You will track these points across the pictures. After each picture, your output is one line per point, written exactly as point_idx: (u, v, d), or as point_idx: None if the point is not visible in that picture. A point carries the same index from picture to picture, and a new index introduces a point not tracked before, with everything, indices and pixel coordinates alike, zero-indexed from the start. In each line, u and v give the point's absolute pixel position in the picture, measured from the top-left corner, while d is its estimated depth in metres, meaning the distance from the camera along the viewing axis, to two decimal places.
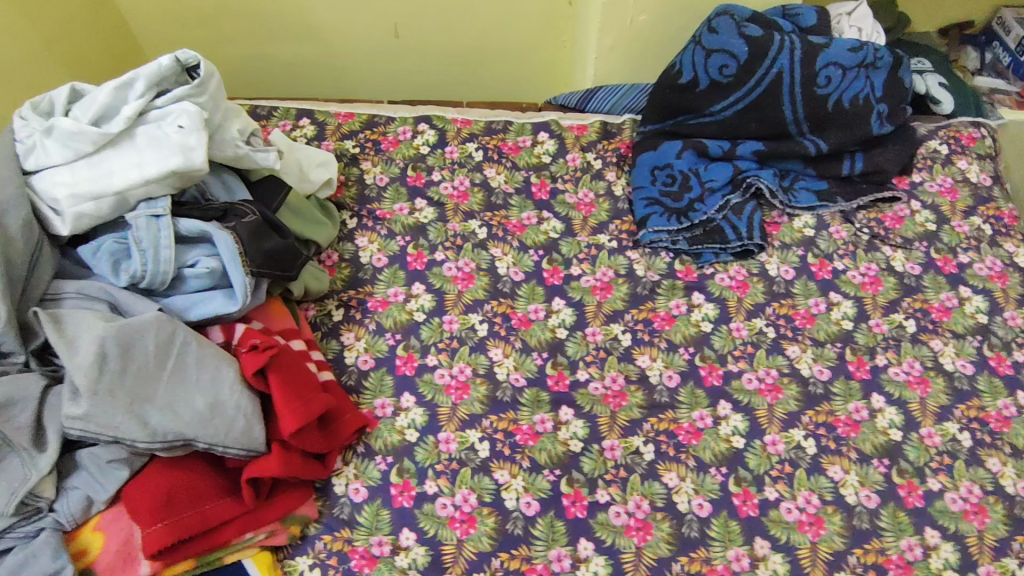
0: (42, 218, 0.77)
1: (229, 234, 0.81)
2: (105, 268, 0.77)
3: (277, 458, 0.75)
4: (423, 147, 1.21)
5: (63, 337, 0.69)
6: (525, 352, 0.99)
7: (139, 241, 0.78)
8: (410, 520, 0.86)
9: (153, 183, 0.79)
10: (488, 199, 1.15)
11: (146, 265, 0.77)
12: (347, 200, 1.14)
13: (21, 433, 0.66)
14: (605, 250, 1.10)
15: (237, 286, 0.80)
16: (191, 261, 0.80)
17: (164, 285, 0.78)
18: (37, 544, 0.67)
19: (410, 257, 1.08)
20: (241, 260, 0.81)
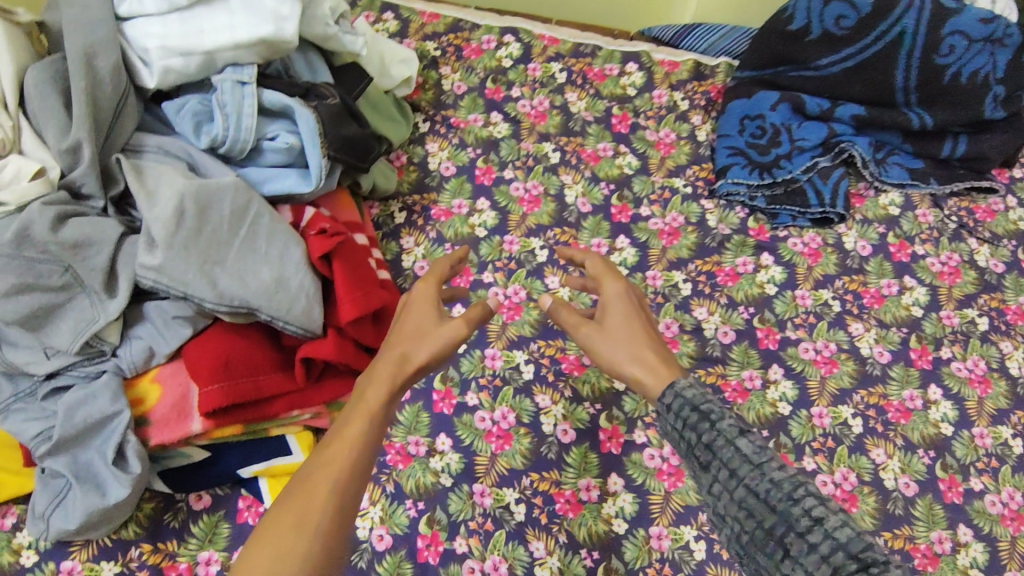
0: (131, 66, 0.75)
1: (311, 112, 0.79)
2: (187, 128, 0.75)
3: (331, 342, 0.77)
4: (506, 60, 1.16)
5: (144, 188, 0.68)
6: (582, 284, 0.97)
7: (223, 104, 0.76)
8: (448, 427, 0.87)
9: (243, 48, 0.77)
10: (566, 123, 1.11)
11: (228, 130, 0.75)
12: (422, 102, 1.11)
13: (94, 275, 0.67)
14: (679, 194, 1.05)
15: (313, 166, 0.79)
16: (271, 134, 0.79)
17: (242, 154, 0.77)
18: (98, 386, 0.68)
19: (479, 171, 1.05)
20: (321, 140, 0.79)
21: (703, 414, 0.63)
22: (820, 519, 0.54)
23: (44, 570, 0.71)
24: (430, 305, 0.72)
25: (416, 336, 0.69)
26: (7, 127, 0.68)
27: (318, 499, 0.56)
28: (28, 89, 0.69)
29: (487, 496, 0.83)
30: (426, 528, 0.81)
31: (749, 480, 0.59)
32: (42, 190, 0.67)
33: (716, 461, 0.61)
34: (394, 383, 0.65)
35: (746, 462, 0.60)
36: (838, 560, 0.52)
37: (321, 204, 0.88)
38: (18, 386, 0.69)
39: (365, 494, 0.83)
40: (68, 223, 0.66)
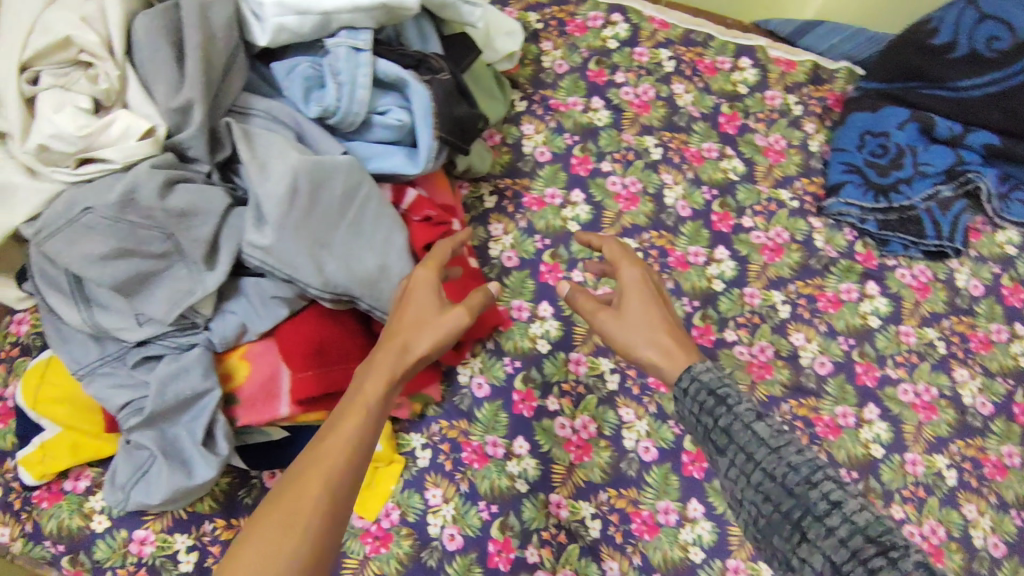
0: (243, 23, 0.69)
1: (426, 88, 0.73)
2: (297, 93, 0.69)
3: None
4: (611, 40, 1.08)
5: (255, 159, 0.64)
6: (676, 294, 0.92)
7: (337, 72, 0.70)
8: (526, 431, 0.84)
9: (361, 11, 0.70)
10: (671, 117, 1.03)
11: (339, 101, 0.70)
12: (520, 78, 1.04)
13: (197, 247, 0.63)
14: (786, 208, 0.99)
15: (422, 148, 0.74)
16: (382, 108, 0.73)
17: (350, 127, 0.72)
18: (189, 360, 0.65)
19: (575, 160, 0.99)
20: (433, 121, 0.74)
21: (720, 398, 0.62)
22: (839, 503, 0.52)
23: (116, 538, 0.70)
24: (433, 289, 0.65)
25: (418, 324, 0.63)
26: (113, 77, 0.62)
27: (307, 500, 0.51)
28: (138, 36, 0.63)
29: (563, 508, 0.81)
30: (498, 533, 0.79)
31: (765, 464, 0.56)
32: (149, 151, 0.62)
33: (732, 444, 0.59)
34: (391, 377, 0.60)
35: (762, 445, 0.58)
36: (857, 543, 0.49)
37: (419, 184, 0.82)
38: (107, 348, 0.66)
39: (439, 490, 0.80)
40: (176, 189, 0.61)
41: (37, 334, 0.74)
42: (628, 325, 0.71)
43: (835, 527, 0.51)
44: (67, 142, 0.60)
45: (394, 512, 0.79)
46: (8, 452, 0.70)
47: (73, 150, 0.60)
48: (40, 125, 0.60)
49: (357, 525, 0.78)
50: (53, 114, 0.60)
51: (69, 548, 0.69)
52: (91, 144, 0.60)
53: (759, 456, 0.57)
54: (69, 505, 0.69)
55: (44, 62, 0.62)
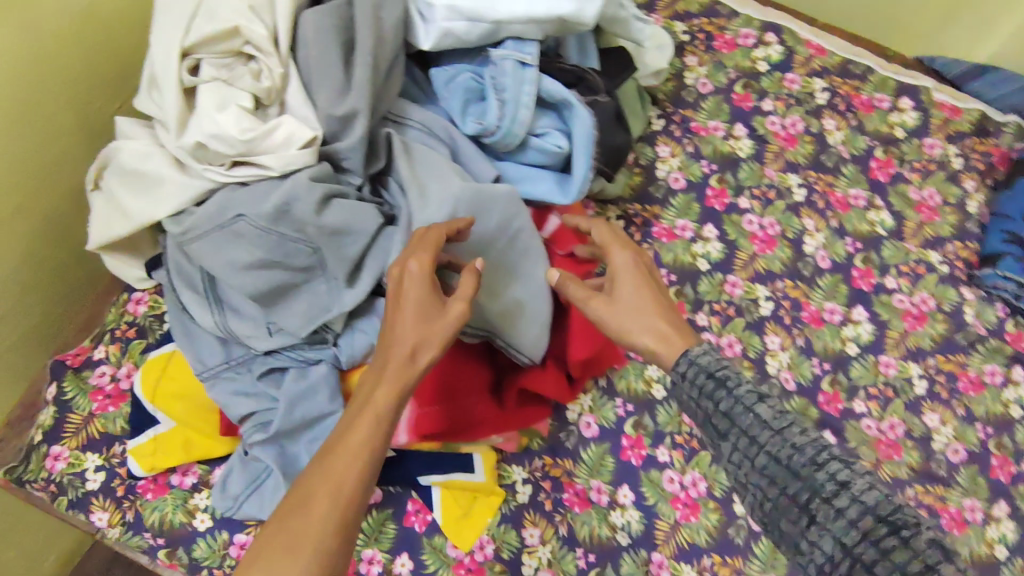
0: (408, 23, 0.64)
1: (590, 118, 0.67)
2: (456, 105, 0.66)
3: (553, 378, 0.70)
4: (762, 62, 1.00)
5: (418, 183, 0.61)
6: (805, 353, 0.85)
7: (501, 87, 0.65)
8: (632, 479, 0.79)
9: (534, 23, 0.64)
10: (818, 155, 0.95)
11: (501, 121, 0.64)
12: (660, 94, 0.97)
13: (342, 265, 0.59)
14: (935, 273, 0.91)
15: (575, 177, 0.67)
16: (540, 129, 0.68)
17: (505, 147, 0.66)
18: (316, 378, 0.61)
19: (711, 191, 0.92)
20: (592, 150, 0.67)
21: (720, 381, 0.56)
22: (847, 482, 0.49)
23: (217, 540, 0.65)
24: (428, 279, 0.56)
25: (415, 322, 0.54)
26: (277, 75, 0.59)
27: (313, 521, 0.47)
28: (307, 33, 0.60)
29: (664, 569, 0.76)
30: None
31: (770, 446, 0.52)
32: (309, 161, 0.58)
33: (736, 429, 0.54)
34: (403, 387, 0.53)
35: (767, 426, 0.53)
36: (868, 525, 0.47)
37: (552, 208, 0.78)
38: (232, 353, 0.63)
39: (536, 531, 0.75)
40: (332, 206, 0.58)
41: (153, 317, 0.72)
42: (624, 312, 0.61)
43: (846, 507, 0.48)
44: (226, 144, 0.57)
45: (488, 546, 0.74)
46: (115, 437, 0.68)
47: (233, 153, 0.57)
48: (201, 123, 0.57)
49: (451, 554, 0.74)
50: (217, 113, 0.57)
51: (168, 542, 0.65)
52: (251, 149, 0.57)
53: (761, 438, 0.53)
54: (174, 500, 0.66)
55: (205, 50, 0.59)
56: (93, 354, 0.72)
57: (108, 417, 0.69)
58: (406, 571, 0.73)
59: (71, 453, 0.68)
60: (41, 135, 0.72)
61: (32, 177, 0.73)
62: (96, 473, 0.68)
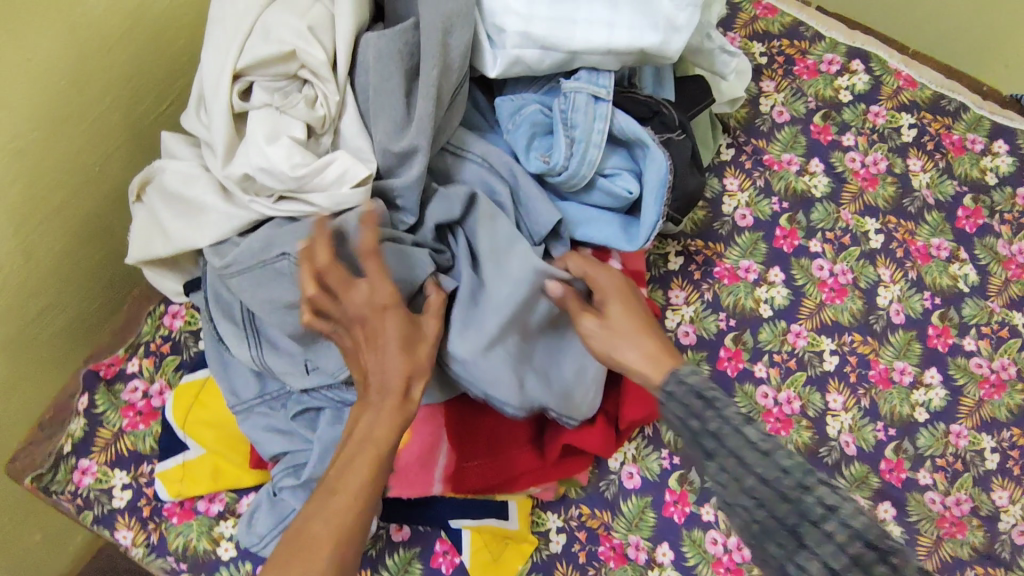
0: (477, 45, 0.61)
1: (665, 157, 0.64)
2: (521, 141, 0.62)
3: (601, 434, 0.67)
4: (845, 92, 0.93)
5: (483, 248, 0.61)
6: (869, 415, 0.80)
7: (571, 124, 0.61)
8: (674, 537, 0.74)
9: (612, 54, 0.60)
10: (900, 199, 0.88)
11: (569, 161, 0.61)
12: (732, 120, 0.90)
13: None
14: (1019, 338, 0.84)
15: (644, 222, 0.64)
16: (609, 169, 0.64)
17: (571, 187, 0.63)
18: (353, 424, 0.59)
19: (780, 231, 0.86)
20: (665, 193, 0.64)
21: (711, 402, 0.51)
22: (835, 507, 0.45)
23: (241, 569, 0.63)
24: (400, 307, 0.52)
25: (399, 355, 0.51)
26: (333, 103, 0.57)
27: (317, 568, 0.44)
28: (367, 59, 0.57)
29: None
30: None
31: (754, 463, 0.48)
32: (360, 201, 0.56)
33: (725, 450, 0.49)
34: (402, 420, 0.51)
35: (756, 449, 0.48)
36: (856, 550, 0.44)
37: None
38: (268, 387, 0.61)
39: None
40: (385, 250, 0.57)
41: (189, 333, 0.71)
42: (609, 335, 0.58)
43: (836, 533, 0.45)
44: (276, 179, 0.55)
45: None
46: (144, 456, 0.67)
47: (282, 188, 0.56)
48: (252, 155, 0.55)
49: None
50: (267, 146, 0.55)
51: (191, 568, 0.63)
52: (302, 186, 0.56)
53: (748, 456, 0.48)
54: (199, 527, 0.64)
55: (257, 73, 0.57)
56: (127, 366, 0.70)
57: (138, 435, 0.68)
58: None
59: (99, 469, 0.67)
60: (90, 136, 0.70)
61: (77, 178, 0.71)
62: (122, 491, 0.66)
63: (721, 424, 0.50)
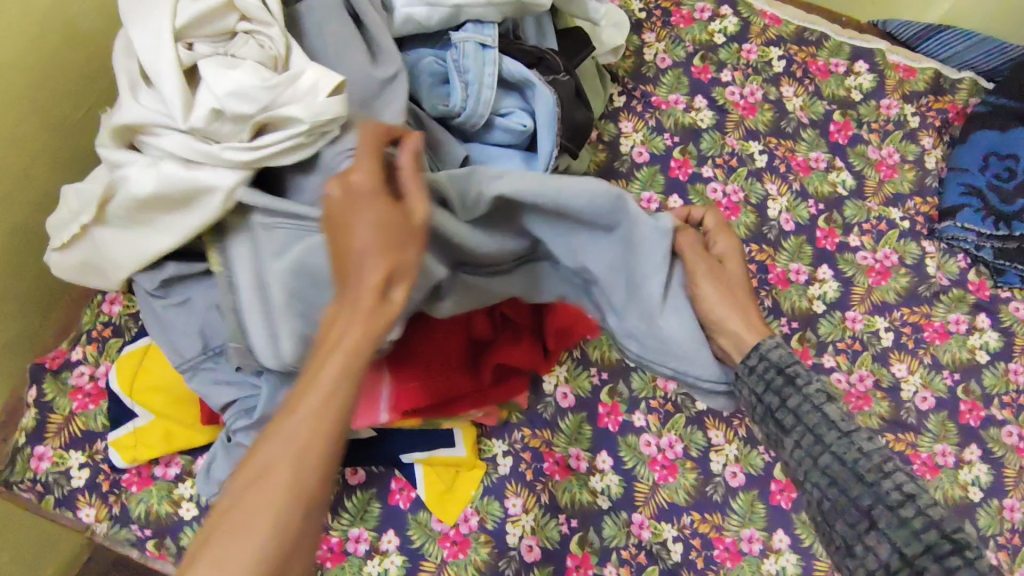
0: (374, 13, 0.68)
1: (552, 94, 0.73)
2: (421, 90, 0.70)
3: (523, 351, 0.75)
4: (718, 35, 1.02)
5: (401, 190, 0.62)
6: (773, 313, 0.88)
7: (464, 70, 0.69)
8: (610, 445, 0.82)
9: (493, 6, 0.69)
10: (778, 122, 0.98)
11: (466, 102, 0.69)
12: (619, 71, 0.99)
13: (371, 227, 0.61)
14: (896, 228, 0.93)
15: (542, 153, 0.74)
16: (504, 110, 0.73)
17: (473, 128, 0.72)
18: None
19: (674, 162, 0.95)
20: (556, 125, 0.73)
21: (789, 379, 0.57)
22: (914, 495, 0.47)
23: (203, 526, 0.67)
24: (374, 191, 0.45)
25: (376, 245, 0.43)
26: (279, 41, 0.62)
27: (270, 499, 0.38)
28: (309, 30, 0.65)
29: (645, 529, 0.79)
30: (577, 549, 0.77)
31: (837, 449, 0.52)
32: (338, 109, 0.59)
33: (801, 427, 0.54)
34: (375, 323, 0.42)
35: (837, 431, 0.53)
36: (932, 538, 0.44)
37: None
38: (211, 343, 0.66)
39: (519, 500, 0.78)
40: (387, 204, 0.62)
41: (129, 316, 0.74)
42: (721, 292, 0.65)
43: (913, 521, 0.46)
44: (248, 100, 0.58)
45: (473, 518, 0.77)
46: (97, 434, 0.70)
47: (255, 110, 0.58)
48: (215, 87, 0.58)
49: (436, 528, 0.77)
50: (232, 71, 0.58)
51: (155, 532, 0.67)
52: (274, 101, 0.58)
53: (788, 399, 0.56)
54: (159, 491, 0.68)
55: (195, 32, 0.60)
56: (71, 355, 0.74)
57: (89, 415, 0.71)
58: (394, 547, 0.76)
59: (54, 453, 0.70)
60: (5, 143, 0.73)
61: (0, 181, 0.74)
62: (80, 470, 0.69)
63: (798, 401, 0.55)
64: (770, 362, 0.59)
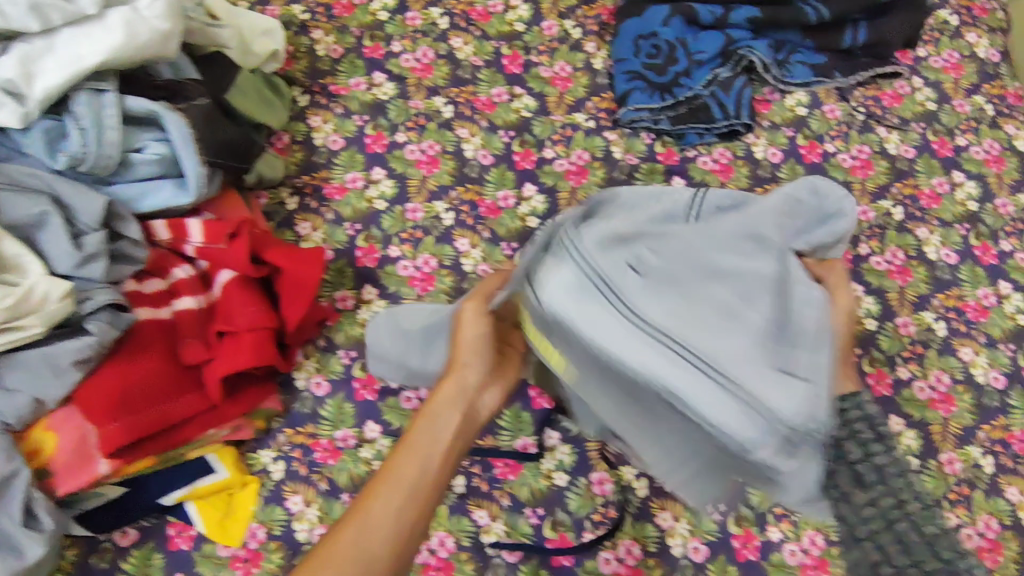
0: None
1: (181, 118, 0.74)
2: (40, 148, 0.70)
3: (245, 351, 0.74)
4: (381, 12, 1.08)
5: (585, 231, 0.63)
6: (494, 242, 0.94)
7: (78, 117, 0.70)
8: (374, 414, 0.84)
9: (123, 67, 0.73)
10: (455, 72, 1.04)
11: (87, 146, 0.70)
12: (296, 74, 1.02)
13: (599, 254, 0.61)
14: (582, 130, 1.01)
15: (189, 174, 0.75)
16: (140, 145, 0.74)
17: (108, 169, 0.72)
18: None
19: (369, 139, 0.98)
20: (196, 145, 0.75)
21: (879, 438, 0.63)
22: None
23: None
24: (467, 374, 0.69)
25: (458, 414, 0.68)
26: None
27: (373, 535, 0.60)
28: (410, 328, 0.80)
29: None
30: None
31: (916, 518, 0.59)
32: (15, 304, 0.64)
33: (884, 487, 0.60)
34: (420, 481, 0.63)
35: (917, 499, 0.60)
36: None
37: (203, 208, 0.83)
38: None
39: (299, 496, 0.79)
40: (580, 301, 0.60)
41: None
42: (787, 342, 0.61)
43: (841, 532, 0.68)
44: None
45: (259, 531, 0.77)
46: None
47: None
48: None
49: (224, 554, 0.76)
50: None
51: None
52: None
53: (888, 449, 0.63)
54: None
55: None
56: None
57: None
58: None
59: None
60: None
61: None
62: None
63: None
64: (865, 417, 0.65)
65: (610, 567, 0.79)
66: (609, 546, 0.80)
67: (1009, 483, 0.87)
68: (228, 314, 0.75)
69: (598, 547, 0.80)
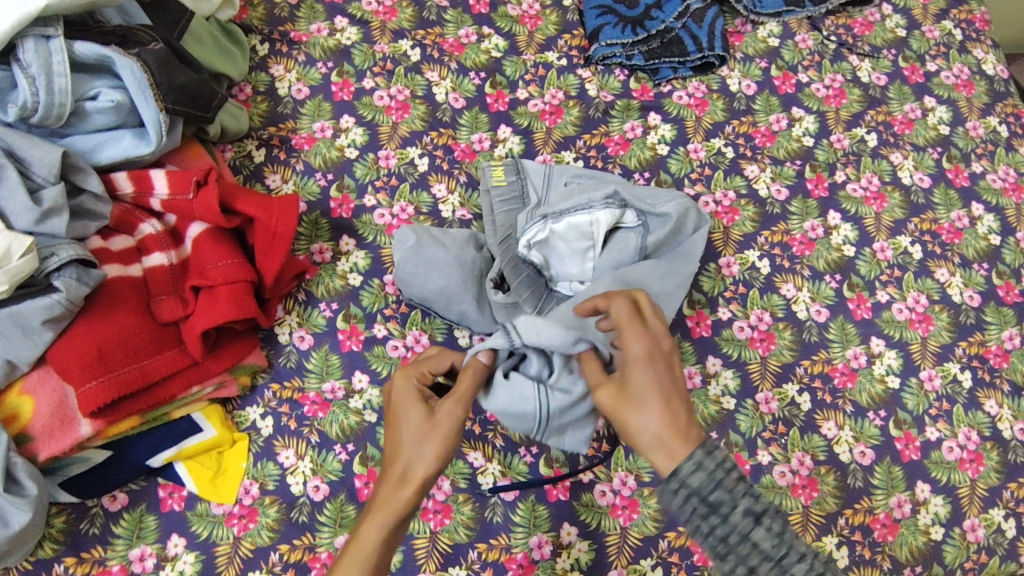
0: None
1: (135, 62, 0.72)
2: None
3: (223, 303, 0.71)
4: None
5: (539, 167, 0.89)
6: (470, 186, 0.92)
7: (26, 66, 0.67)
8: (361, 363, 0.82)
9: (71, 10, 0.70)
10: (420, 14, 1.01)
11: (37, 96, 0.68)
12: (254, 21, 0.97)
13: (536, 176, 0.88)
14: (554, 69, 0.99)
15: (150, 124, 0.73)
16: (92, 93, 0.72)
17: (61, 120, 0.70)
18: None
19: (335, 86, 0.95)
20: (152, 91, 0.73)
21: (716, 507, 0.53)
22: None
23: None
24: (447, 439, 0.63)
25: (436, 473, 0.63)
26: None
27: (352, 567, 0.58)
28: (424, 267, 0.80)
29: None
30: (361, 467, 0.78)
31: None
32: None
33: (734, 557, 0.52)
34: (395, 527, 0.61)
35: (767, 558, 0.51)
36: None
37: (166, 161, 0.81)
38: None
39: (291, 450, 0.78)
40: (500, 191, 0.87)
41: None
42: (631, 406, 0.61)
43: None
44: None
45: (253, 487, 0.76)
46: None
47: None
48: None
49: (219, 512, 0.75)
50: None
51: None
52: None
53: (728, 514, 0.52)
54: None
55: None
56: None
57: None
58: (183, 548, 0.73)
59: None
60: None
61: None
62: None
63: None
64: (694, 491, 0.54)
65: (606, 499, 0.80)
66: (605, 479, 0.81)
67: (987, 397, 0.89)
68: (206, 266, 0.73)
69: (593, 480, 0.81)
